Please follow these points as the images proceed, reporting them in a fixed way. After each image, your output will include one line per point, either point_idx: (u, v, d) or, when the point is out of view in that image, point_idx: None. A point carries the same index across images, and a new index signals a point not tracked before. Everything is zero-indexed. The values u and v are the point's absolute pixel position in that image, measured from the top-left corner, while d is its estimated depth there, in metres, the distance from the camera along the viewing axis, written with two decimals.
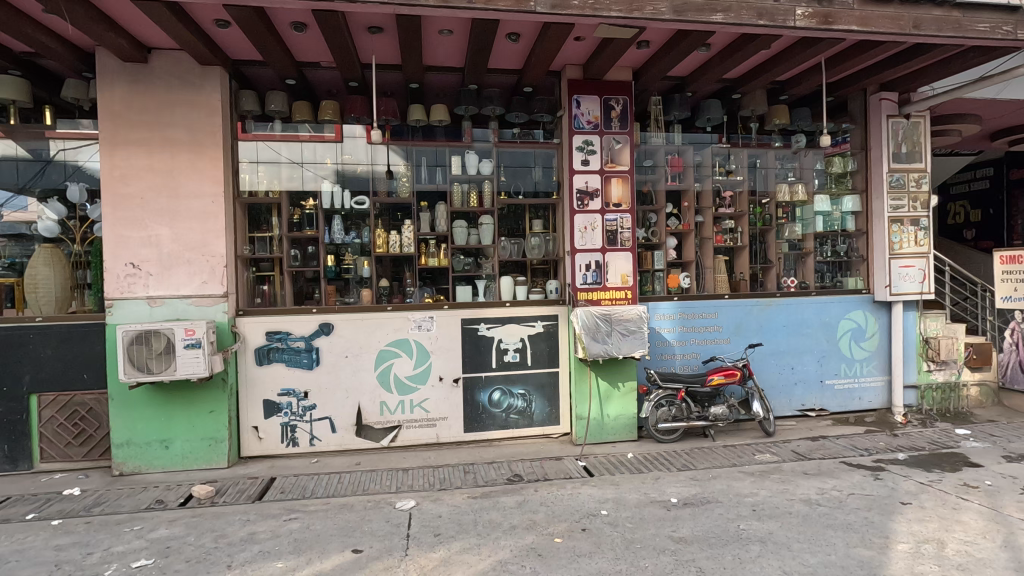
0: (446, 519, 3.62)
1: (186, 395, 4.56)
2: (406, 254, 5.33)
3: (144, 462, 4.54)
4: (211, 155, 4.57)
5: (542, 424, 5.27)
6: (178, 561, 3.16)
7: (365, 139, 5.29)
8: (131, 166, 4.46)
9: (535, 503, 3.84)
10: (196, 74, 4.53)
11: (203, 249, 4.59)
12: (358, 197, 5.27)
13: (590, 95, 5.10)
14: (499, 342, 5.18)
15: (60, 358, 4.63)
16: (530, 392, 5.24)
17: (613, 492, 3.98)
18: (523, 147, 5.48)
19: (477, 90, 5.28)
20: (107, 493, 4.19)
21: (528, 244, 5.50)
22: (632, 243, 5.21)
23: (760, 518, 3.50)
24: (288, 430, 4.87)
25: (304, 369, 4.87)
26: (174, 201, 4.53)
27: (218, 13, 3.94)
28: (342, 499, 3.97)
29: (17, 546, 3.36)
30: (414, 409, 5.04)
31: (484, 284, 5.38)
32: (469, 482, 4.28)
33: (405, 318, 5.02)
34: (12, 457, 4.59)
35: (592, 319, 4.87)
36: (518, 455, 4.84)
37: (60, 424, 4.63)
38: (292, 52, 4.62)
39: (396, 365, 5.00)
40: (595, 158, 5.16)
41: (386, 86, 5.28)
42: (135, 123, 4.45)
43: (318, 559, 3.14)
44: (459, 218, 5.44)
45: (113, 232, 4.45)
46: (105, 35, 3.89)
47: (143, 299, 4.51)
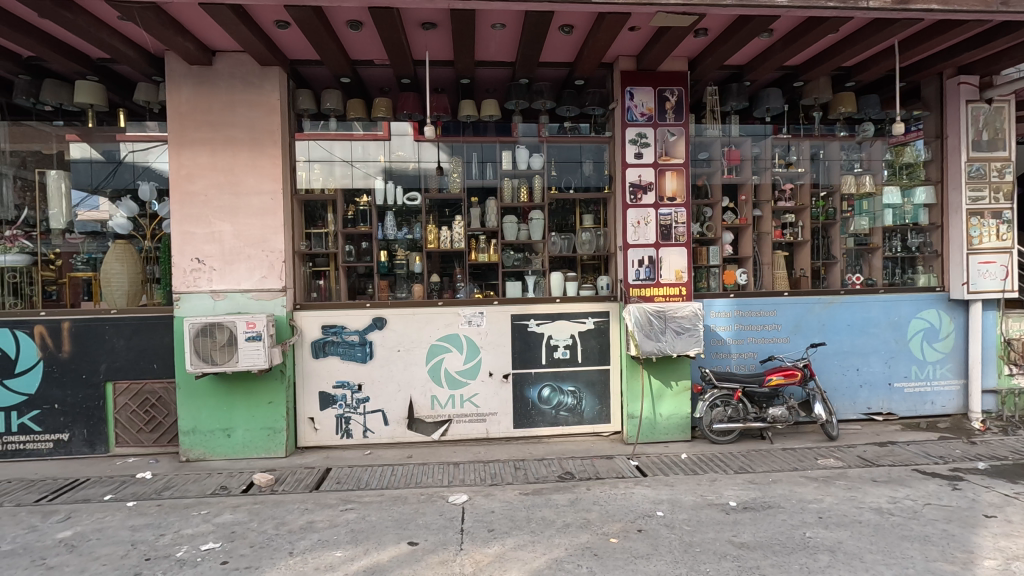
0: (499, 515, 3.61)
1: (247, 386, 4.72)
2: (456, 250, 5.36)
3: (208, 449, 4.73)
4: (270, 152, 4.70)
5: (592, 423, 5.21)
6: (243, 545, 3.27)
7: (413, 137, 5.34)
8: (196, 165, 4.64)
9: (588, 502, 3.78)
10: (257, 75, 4.67)
11: (262, 244, 4.73)
12: (411, 193, 5.33)
13: (644, 86, 4.97)
14: (549, 338, 5.14)
15: (132, 348, 4.87)
16: (580, 389, 5.18)
17: (668, 493, 3.88)
18: (572, 141, 5.44)
19: (528, 84, 5.22)
20: (175, 477, 4.40)
21: (579, 239, 5.44)
22: (686, 237, 5.06)
23: (828, 527, 3.33)
24: (343, 422, 4.98)
25: (358, 362, 4.96)
26: (236, 198, 4.70)
27: (279, 14, 4.04)
28: (396, 491, 4.03)
29: (97, 525, 3.56)
30: (464, 403, 5.06)
31: (534, 279, 5.34)
32: (521, 478, 4.26)
33: (456, 313, 5.05)
34: (90, 441, 4.87)
35: (645, 316, 4.77)
36: (568, 453, 4.79)
37: (133, 411, 4.89)
38: (347, 51, 4.70)
39: (447, 359, 5.04)
40: (649, 151, 5.04)
41: (437, 82, 5.30)
42: (201, 122, 4.63)
43: (375, 550, 3.19)
44: (509, 214, 5.42)
45: (180, 228, 4.65)
46: (174, 38, 4.06)
47: (207, 293, 4.70)
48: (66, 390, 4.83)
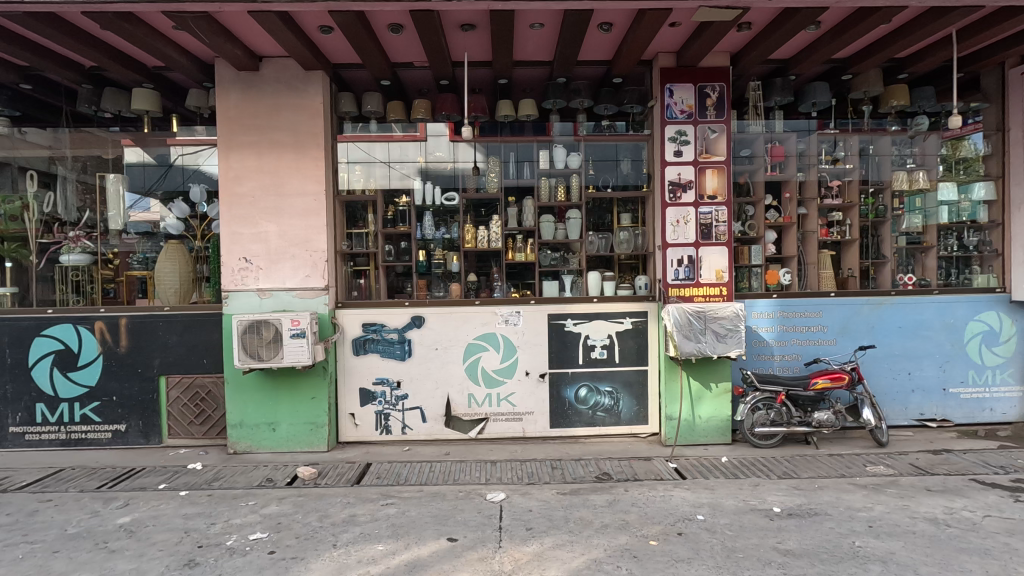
0: (536, 514, 3.61)
1: (291, 381, 4.86)
2: (493, 249, 5.39)
3: (254, 442, 4.90)
4: (313, 154, 4.83)
5: (630, 423, 5.16)
6: (289, 536, 3.38)
7: (449, 137, 5.41)
8: (243, 167, 4.80)
9: (626, 503, 3.75)
10: (301, 79, 4.80)
11: (306, 244, 4.86)
12: (449, 193, 5.39)
13: (684, 83, 4.89)
14: (586, 338, 5.12)
15: (184, 344, 5.08)
16: (618, 389, 5.14)
17: (708, 497, 3.81)
18: (609, 139, 5.41)
19: (565, 83, 5.21)
20: (224, 469, 4.57)
21: (617, 238, 5.40)
22: (727, 237, 4.95)
23: (879, 536, 3.21)
24: (382, 418, 5.08)
25: (397, 360, 5.05)
26: (281, 199, 4.84)
27: (323, 19, 4.14)
28: (434, 488, 4.08)
29: (153, 512, 3.73)
30: (500, 402, 5.09)
31: (571, 278, 5.32)
32: (558, 478, 4.25)
33: (493, 312, 5.08)
34: (145, 432, 5.11)
35: (685, 316, 4.69)
36: (605, 453, 4.76)
37: (184, 404, 5.10)
38: (388, 54, 4.78)
39: (484, 358, 5.07)
40: (689, 148, 4.95)
41: (475, 83, 5.34)
42: (248, 126, 4.79)
43: (415, 545, 3.24)
44: (546, 213, 5.42)
45: (228, 229, 4.82)
46: (224, 46, 4.20)
47: (254, 291, 4.86)
48: (124, 383, 5.08)
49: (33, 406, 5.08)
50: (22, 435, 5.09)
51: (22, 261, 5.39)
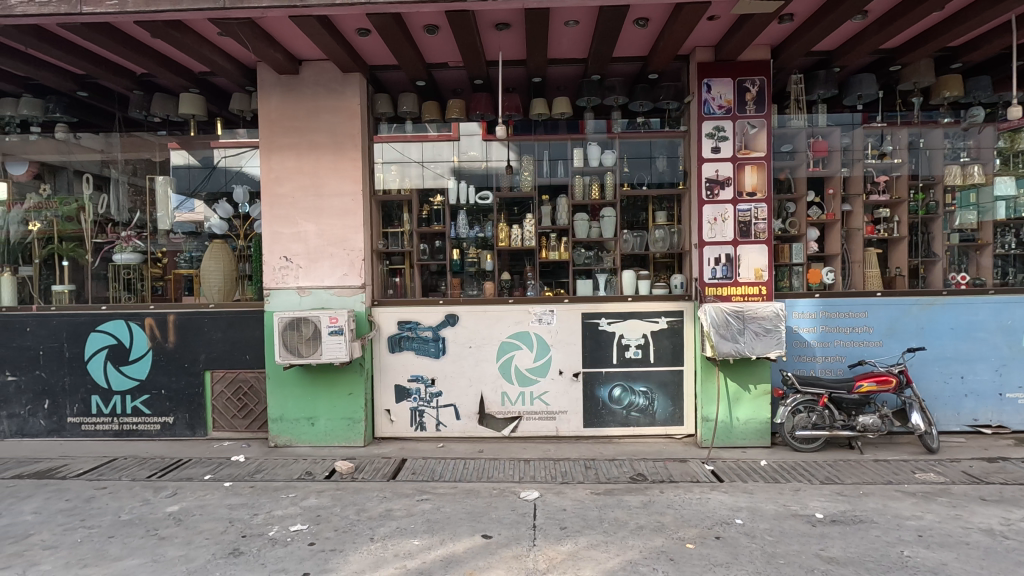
0: (570, 513, 3.60)
1: (329, 377, 4.97)
2: (527, 248, 5.39)
3: (293, 436, 5.03)
4: (350, 155, 4.92)
5: (665, 424, 5.09)
6: (328, 529, 3.46)
7: (481, 136, 5.44)
8: (284, 168, 4.93)
9: (662, 505, 3.70)
10: (339, 82, 4.90)
11: (343, 243, 4.96)
12: (482, 192, 5.42)
13: (722, 78, 4.78)
14: (620, 338, 5.07)
15: (228, 340, 5.25)
16: (652, 390, 5.07)
17: (747, 501, 3.73)
18: (643, 136, 5.34)
19: (600, 80, 5.18)
20: (266, 461, 4.71)
21: (652, 237, 5.33)
22: (767, 235, 4.82)
23: (929, 546, 3.08)
24: (417, 415, 5.15)
25: (432, 357, 5.11)
26: (320, 199, 4.95)
27: (361, 22, 4.20)
28: (468, 484, 4.12)
29: (200, 502, 3.88)
30: (534, 401, 5.09)
31: (605, 277, 5.28)
32: (592, 478, 4.23)
33: (527, 311, 5.08)
34: (191, 424, 5.31)
35: (722, 316, 4.59)
36: (640, 454, 4.71)
37: (228, 398, 5.27)
38: (423, 54, 4.83)
39: (518, 356, 5.08)
40: (727, 144, 4.84)
41: (510, 82, 5.36)
42: (288, 128, 4.92)
43: (450, 541, 3.28)
44: (580, 211, 5.39)
45: (270, 228, 4.97)
46: (266, 50, 4.32)
47: (294, 289, 4.99)
48: (172, 376, 5.29)
49: (89, 397, 5.34)
50: (79, 425, 5.36)
51: (79, 260, 5.67)
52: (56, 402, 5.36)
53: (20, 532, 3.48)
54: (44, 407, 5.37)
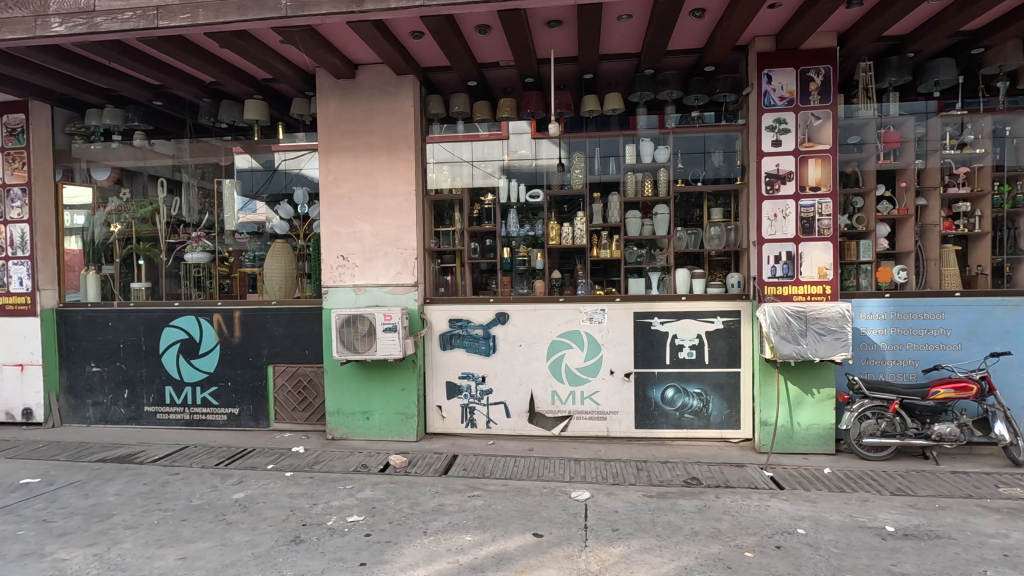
0: (622, 515, 3.55)
1: (383, 373, 5.10)
2: (578, 246, 5.34)
3: (349, 430, 5.19)
4: (404, 156, 5.02)
5: (720, 428, 4.94)
6: (383, 521, 3.55)
7: (531, 134, 5.44)
8: (341, 170, 5.10)
9: (718, 510, 3.60)
10: (394, 84, 5.01)
11: (397, 243, 5.07)
12: (533, 191, 5.41)
13: (783, 68, 4.59)
14: (673, 338, 4.95)
15: (289, 335, 5.48)
16: (707, 391, 4.93)
17: (809, 510, 3.57)
18: (697, 131, 5.21)
19: (653, 74, 5.07)
20: (324, 453, 4.89)
21: (707, 234, 5.20)
22: (832, 231, 4.59)
23: (1016, 567, 2.86)
24: (467, 412, 5.20)
25: (482, 355, 5.15)
26: (374, 200, 5.08)
27: (415, 25, 4.28)
28: (519, 482, 4.13)
29: (263, 490, 4.07)
30: (584, 401, 5.05)
31: (657, 276, 5.18)
32: (644, 480, 4.15)
33: (577, 310, 5.05)
34: (255, 415, 5.57)
35: (783, 316, 4.40)
36: (694, 457, 4.59)
37: (289, 391, 5.50)
38: (475, 55, 4.87)
39: (568, 356, 5.05)
40: (789, 137, 4.64)
41: (561, 79, 5.33)
42: (345, 131, 5.07)
43: (502, 538, 3.29)
44: (631, 209, 5.30)
45: (328, 228, 5.14)
46: (324, 55, 4.47)
47: (350, 287, 5.15)
48: (237, 369, 5.56)
49: (163, 388, 5.69)
50: (155, 414, 5.72)
51: (154, 259, 6.05)
52: (134, 392, 5.74)
53: (104, 512, 3.75)
54: (124, 396, 5.77)
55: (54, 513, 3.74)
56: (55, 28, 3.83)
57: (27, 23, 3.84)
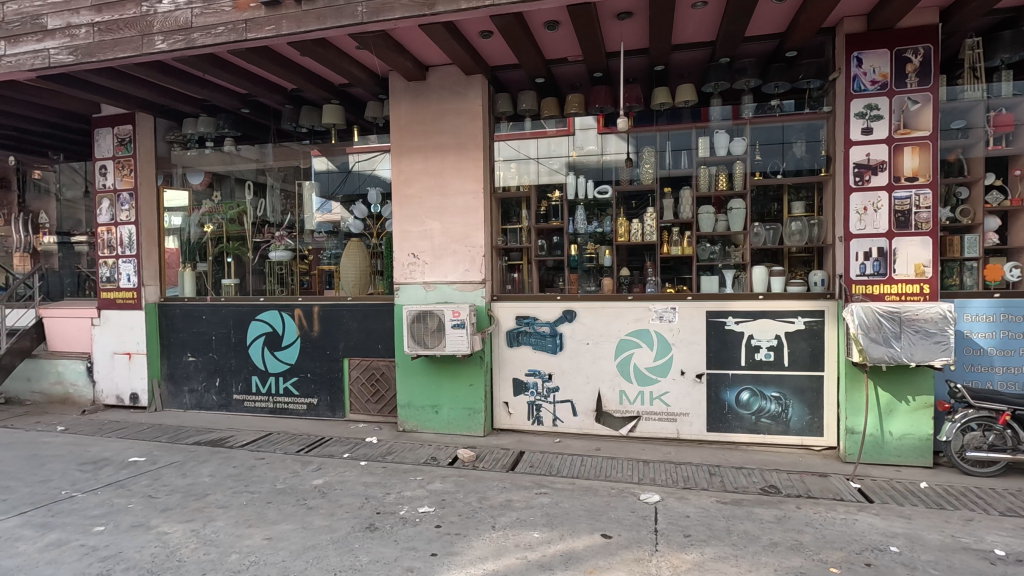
0: (695, 521, 3.44)
1: (452, 369, 5.20)
2: (647, 243, 5.21)
3: (419, 422, 5.34)
4: (472, 154, 5.09)
5: (800, 434, 4.67)
6: (453, 513, 3.62)
7: (598, 130, 5.37)
8: (412, 170, 5.24)
9: (799, 521, 3.40)
10: (463, 84, 5.08)
11: (465, 240, 5.15)
12: (602, 186, 5.33)
13: (876, 49, 4.25)
14: (749, 338, 4.73)
15: (363, 330, 5.70)
16: (786, 396, 4.68)
17: (903, 527, 3.30)
18: (776, 120, 4.96)
19: (729, 63, 4.84)
20: (395, 444, 5.06)
21: (786, 230, 4.94)
22: (932, 225, 4.21)
23: None
24: (534, 409, 5.22)
25: (549, 353, 5.14)
26: (444, 198, 5.19)
27: (484, 24, 4.31)
28: (587, 482, 4.09)
29: (340, 478, 4.26)
30: (654, 401, 4.93)
31: (731, 274, 4.98)
32: (718, 486, 4.00)
33: (646, 309, 4.92)
34: (332, 406, 5.85)
35: (874, 317, 4.08)
36: (772, 464, 4.37)
37: (363, 384, 5.73)
38: (543, 51, 4.85)
39: (637, 355, 4.94)
40: (881, 124, 4.30)
41: (631, 72, 5.22)
42: (416, 132, 5.21)
43: (570, 537, 3.28)
44: (704, 204, 5.11)
45: (400, 227, 5.31)
46: (397, 59, 4.61)
47: (420, 284, 5.29)
48: (315, 362, 5.86)
49: (250, 377, 6.09)
50: (242, 402, 6.13)
51: (242, 256, 6.48)
52: (225, 380, 6.18)
53: (200, 491, 4.07)
54: (216, 384, 6.22)
55: (158, 490, 4.10)
56: (158, 45, 4.18)
57: (135, 42, 4.22)
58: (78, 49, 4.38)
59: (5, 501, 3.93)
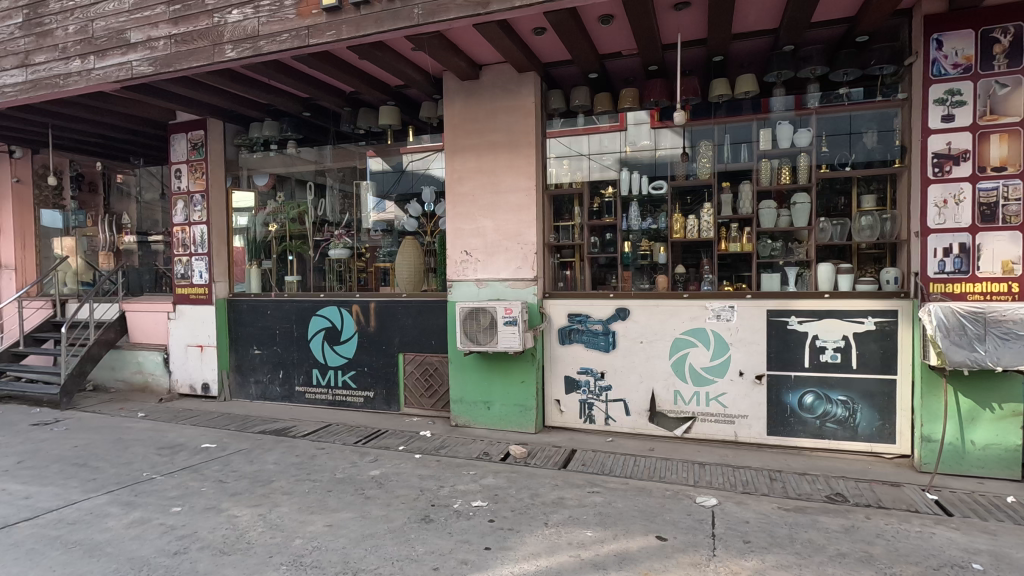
0: (755, 527, 3.32)
1: (504, 365, 5.24)
2: (704, 239, 5.06)
3: (472, 418, 5.41)
4: (525, 152, 5.09)
5: (869, 440, 4.43)
6: (505, 508, 3.65)
7: (651, 124, 5.25)
8: (465, 169, 5.30)
9: (869, 533, 3.23)
10: (515, 82, 5.09)
11: (518, 238, 5.15)
12: (656, 182, 5.22)
13: (959, 30, 3.95)
14: (814, 338, 4.52)
15: (417, 326, 5.83)
16: (853, 400, 4.44)
17: (988, 543, 3.07)
18: (843, 109, 4.71)
19: (793, 51, 4.62)
20: (448, 439, 5.14)
21: (855, 225, 4.68)
22: (1022, 218, 3.89)
23: None
24: (586, 407, 5.18)
25: (602, 351, 5.09)
26: (496, 196, 5.21)
27: (537, 21, 4.31)
28: (640, 482, 4.03)
29: (396, 469, 4.38)
30: (710, 402, 4.79)
31: (794, 271, 4.80)
32: (779, 492, 3.84)
33: (703, 307, 4.78)
34: (387, 400, 6.01)
35: (954, 317, 3.83)
36: (838, 471, 4.16)
37: (417, 379, 5.86)
38: (597, 45, 4.79)
39: (693, 355, 4.82)
40: (964, 110, 3.99)
41: (688, 64, 5.08)
42: (469, 130, 5.26)
43: (624, 537, 3.24)
44: (765, 199, 4.92)
45: (453, 225, 5.39)
46: (451, 59, 4.67)
47: (473, 281, 5.35)
48: (372, 356, 6.04)
49: (311, 370, 6.34)
50: (304, 393, 6.40)
51: (303, 254, 6.75)
52: (287, 372, 6.47)
53: (266, 477, 4.28)
54: (279, 376, 6.52)
55: (228, 475, 4.34)
56: (228, 54, 4.41)
57: (208, 51, 4.47)
58: (157, 60, 4.68)
59: (94, 480, 4.27)
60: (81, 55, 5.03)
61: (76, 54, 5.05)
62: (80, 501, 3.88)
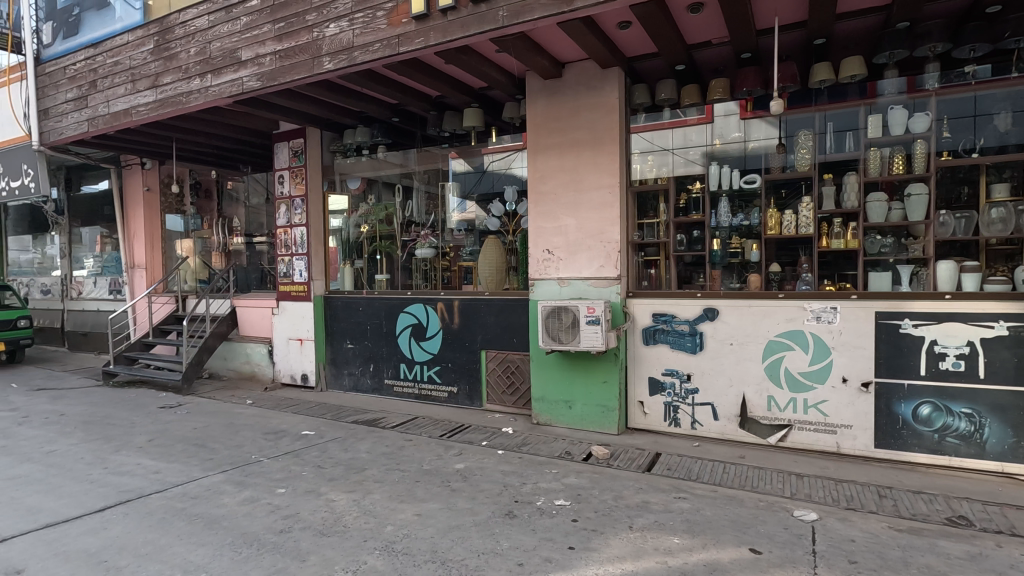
0: (862, 546, 3.07)
1: (586, 364, 5.20)
2: (802, 236, 4.75)
3: (553, 417, 5.41)
4: (608, 149, 5.01)
5: (1000, 459, 3.96)
6: (588, 509, 3.63)
7: (741, 115, 5.01)
8: (547, 168, 5.31)
9: (1000, 562, 2.88)
10: (599, 78, 5.03)
11: (601, 236, 5.09)
12: (749, 176, 4.97)
13: None
14: (931, 343, 4.10)
15: (499, 324, 5.92)
16: (980, 413, 3.99)
17: None
18: (965, 91, 4.31)
19: (908, 27, 4.18)
20: (530, 436, 5.18)
21: (984, 218, 4.21)
22: None
23: None
24: (671, 410, 5.02)
25: (688, 352, 4.91)
26: (579, 194, 5.17)
27: (623, 15, 4.23)
28: (730, 491, 3.85)
29: (479, 464, 4.47)
30: (808, 409, 4.49)
31: (909, 270, 4.39)
32: (890, 510, 3.52)
33: (801, 307, 4.48)
34: (470, 395, 6.15)
35: None
36: (961, 491, 3.75)
37: (499, 376, 5.95)
38: (684, 36, 4.62)
39: (789, 358, 4.53)
40: None
41: (785, 49, 4.78)
42: (552, 129, 5.26)
43: (714, 547, 3.11)
44: (874, 191, 4.53)
45: (535, 224, 5.42)
46: (534, 58, 4.69)
47: (555, 280, 5.36)
48: (456, 352, 6.20)
49: (399, 364, 6.63)
50: (392, 386, 6.70)
51: (391, 253, 7.06)
52: (378, 366, 6.79)
53: (360, 465, 4.52)
54: (370, 369, 6.86)
55: (325, 461, 4.63)
56: (325, 65, 4.70)
57: (308, 64, 4.79)
58: (264, 75, 5.07)
59: (212, 460, 4.71)
60: (200, 74, 5.56)
61: (196, 74, 5.58)
62: (200, 478, 4.30)
